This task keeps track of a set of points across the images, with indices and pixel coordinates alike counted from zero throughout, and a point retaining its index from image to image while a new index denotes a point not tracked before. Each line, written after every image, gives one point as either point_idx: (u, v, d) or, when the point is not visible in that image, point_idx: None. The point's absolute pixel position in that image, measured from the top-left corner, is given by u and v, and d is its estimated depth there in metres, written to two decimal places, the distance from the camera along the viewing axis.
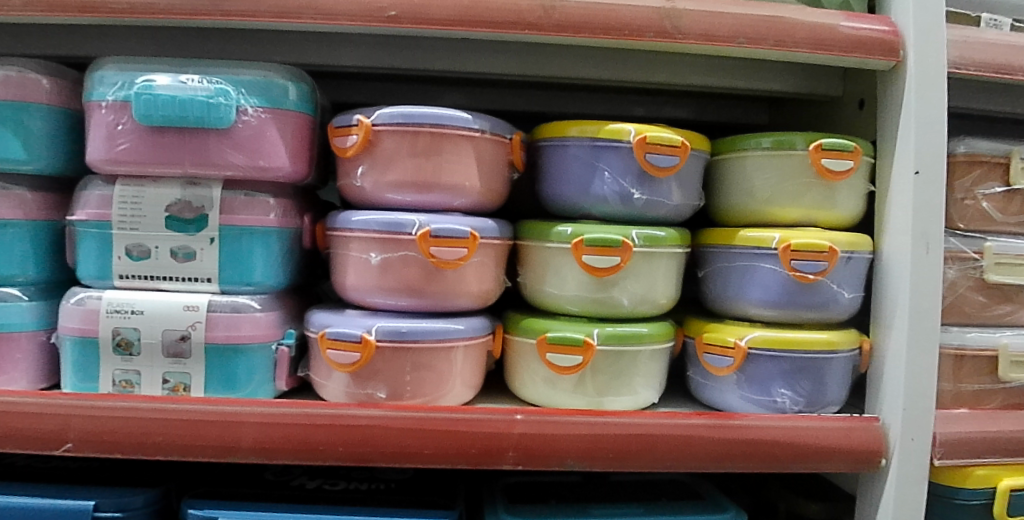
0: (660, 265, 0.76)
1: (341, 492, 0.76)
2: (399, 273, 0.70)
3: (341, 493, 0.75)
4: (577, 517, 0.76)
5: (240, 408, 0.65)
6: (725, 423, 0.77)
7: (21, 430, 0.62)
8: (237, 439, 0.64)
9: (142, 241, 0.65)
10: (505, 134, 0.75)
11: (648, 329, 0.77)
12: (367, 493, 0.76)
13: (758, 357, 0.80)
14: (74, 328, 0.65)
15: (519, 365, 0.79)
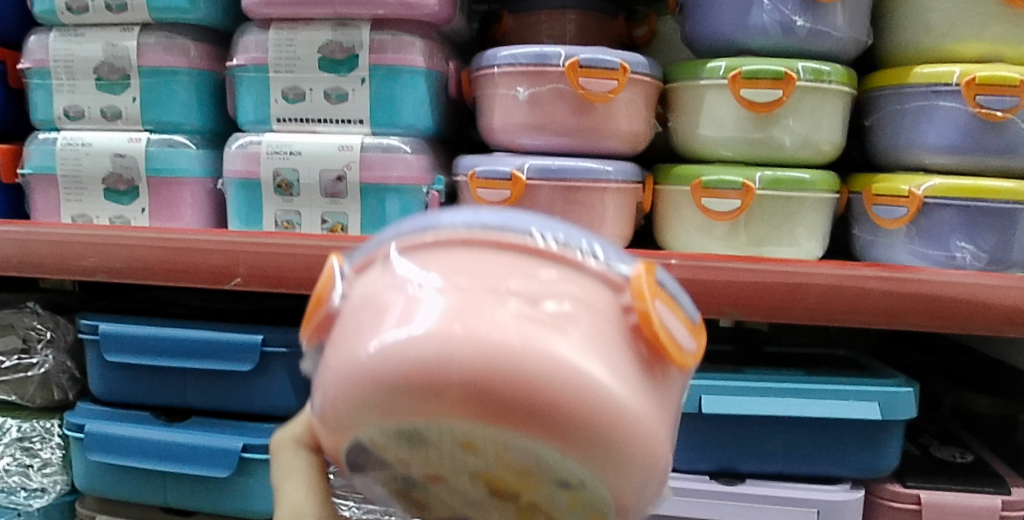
0: (827, 102, 0.70)
1: None
2: (549, 108, 0.65)
3: None
4: (739, 373, 0.71)
5: None
6: (900, 275, 0.68)
7: (194, 265, 0.64)
8: None
9: (297, 84, 0.66)
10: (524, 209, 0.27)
11: (811, 176, 0.69)
12: None
13: (936, 207, 0.72)
14: (238, 172, 0.66)
15: (668, 216, 0.73)
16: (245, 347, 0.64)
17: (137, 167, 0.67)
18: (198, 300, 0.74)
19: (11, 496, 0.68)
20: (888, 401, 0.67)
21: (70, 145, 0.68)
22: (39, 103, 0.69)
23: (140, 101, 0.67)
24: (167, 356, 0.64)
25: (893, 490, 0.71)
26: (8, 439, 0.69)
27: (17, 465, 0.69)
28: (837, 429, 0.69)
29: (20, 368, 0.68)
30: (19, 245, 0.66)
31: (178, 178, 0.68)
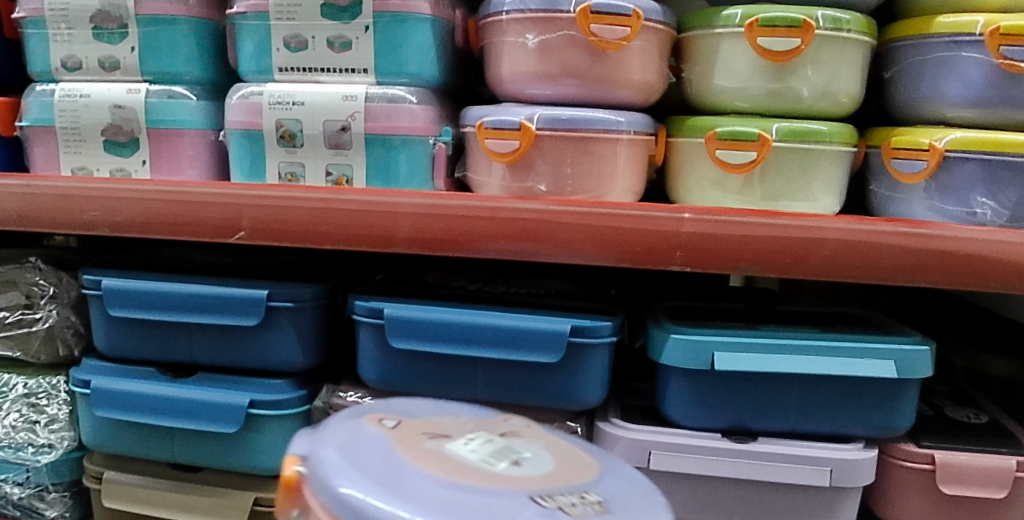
0: (847, 52, 0.67)
1: (502, 293, 0.70)
2: (559, 57, 0.63)
3: (503, 295, 0.70)
4: (752, 330, 0.69)
5: (395, 196, 0.61)
6: (922, 231, 0.64)
7: (197, 219, 0.62)
8: (397, 228, 0.61)
9: (299, 32, 0.64)
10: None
11: (829, 128, 0.67)
12: (529, 296, 0.70)
13: (959, 161, 0.69)
14: (240, 123, 0.65)
15: (682, 170, 0.71)
16: (249, 302, 0.62)
17: (137, 119, 0.66)
18: (202, 255, 0.73)
19: (18, 452, 0.69)
20: (902, 361, 0.66)
21: (67, 96, 0.66)
22: (36, 53, 0.68)
23: (138, 51, 0.65)
24: (171, 311, 0.64)
25: (906, 449, 0.69)
26: (15, 395, 0.69)
27: (24, 421, 0.69)
28: (852, 388, 0.68)
29: (24, 323, 0.68)
30: (20, 199, 0.65)
31: (180, 130, 0.66)
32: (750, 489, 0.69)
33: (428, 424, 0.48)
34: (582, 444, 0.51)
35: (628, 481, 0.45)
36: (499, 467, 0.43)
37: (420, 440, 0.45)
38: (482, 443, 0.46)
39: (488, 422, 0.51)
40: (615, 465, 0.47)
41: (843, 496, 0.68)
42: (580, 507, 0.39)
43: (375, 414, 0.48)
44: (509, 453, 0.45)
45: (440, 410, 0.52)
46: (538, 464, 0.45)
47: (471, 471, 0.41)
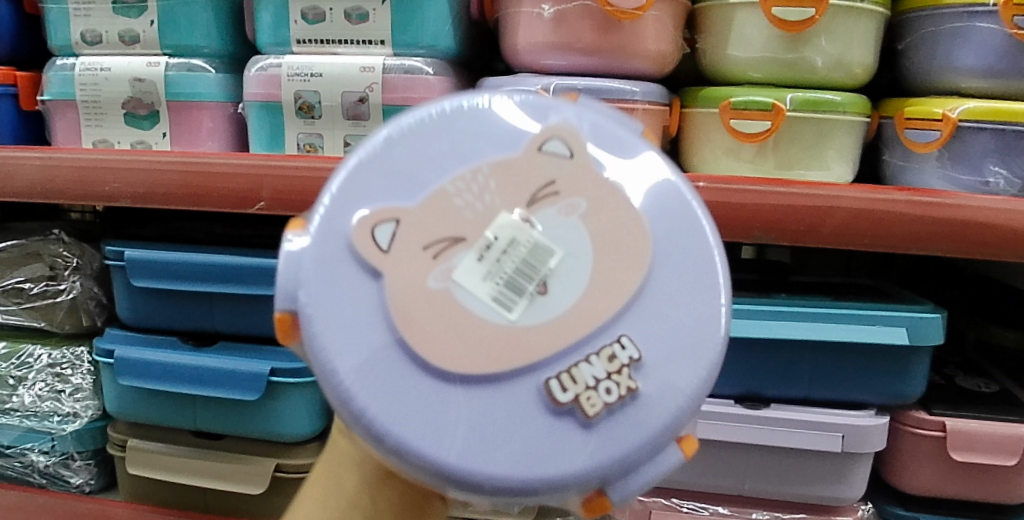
0: (861, 22, 0.68)
1: None
2: (574, 27, 0.63)
3: None
4: (765, 299, 0.70)
5: None
6: (932, 200, 0.63)
7: (217, 190, 0.63)
8: None
9: (316, 4, 0.64)
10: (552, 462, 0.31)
11: (842, 98, 0.67)
12: None
13: (972, 131, 0.69)
14: (258, 94, 0.66)
15: (696, 141, 0.72)
16: (269, 272, 0.63)
17: (157, 92, 0.67)
18: (222, 228, 0.74)
19: (44, 421, 0.70)
20: (915, 327, 0.66)
21: (88, 70, 0.67)
22: (55, 27, 0.68)
23: (157, 25, 0.66)
24: (193, 281, 0.65)
25: (918, 416, 0.70)
26: (41, 365, 0.70)
27: (49, 390, 0.70)
28: (864, 356, 0.68)
29: (49, 295, 0.70)
30: (42, 172, 0.66)
31: (199, 102, 0.67)
32: (762, 454, 0.70)
33: (434, 210, 0.33)
34: (643, 167, 0.35)
35: (696, 290, 0.33)
36: (518, 311, 0.32)
37: (421, 280, 0.32)
38: (502, 250, 0.32)
39: (519, 162, 0.34)
40: (689, 249, 0.34)
41: (856, 461, 0.69)
42: (604, 404, 0.31)
43: (364, 199, 0.33)
44: (536, 259, 0.32)
45: (441, 142, 0.34)
46: (579, 284, 0.32)
47: (494, 360, 0.31)
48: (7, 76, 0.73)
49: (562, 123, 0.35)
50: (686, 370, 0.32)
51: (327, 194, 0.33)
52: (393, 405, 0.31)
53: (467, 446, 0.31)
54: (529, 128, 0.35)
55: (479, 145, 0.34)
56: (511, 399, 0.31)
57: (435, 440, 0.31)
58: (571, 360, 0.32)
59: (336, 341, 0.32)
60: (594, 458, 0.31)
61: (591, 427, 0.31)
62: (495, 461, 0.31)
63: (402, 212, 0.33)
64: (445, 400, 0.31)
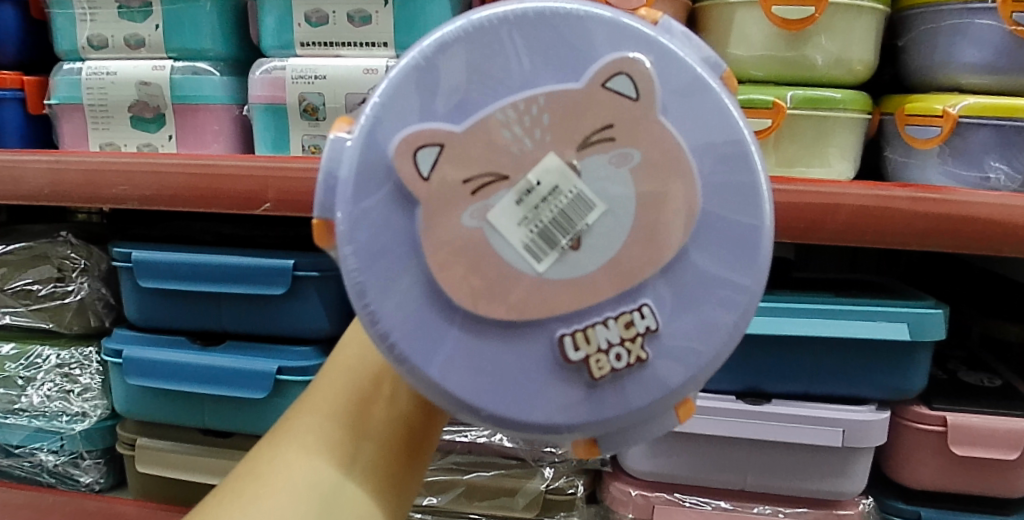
0: (861, 19, 0.68)
1: None
2: None
3: None
4: (767, 295, 0.71)
5: None
6: (933, 196, 0.63)
7: (222, 191, 0.63)
8: None
9: (319, 7, 0.65)
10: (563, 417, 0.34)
11: (842, 95, 0.68)
12: None
13: (973, 127, 0.69)
14: (263, 97, 0.66)
15: None
16: (276, 272, 0.64)
17: (162, 95, 0.67)
18: (228, 229, 0.75)
19: (53, 421, 0.71)
20: (918, 322, 0.66)
21: (94, 74, 0.68)
22: (62, 33, 0.69)
23: (162, 29, 0.67)
24: (200, 282, 0.65)
25: (919, 411, 0.71)
26: (48, 366, 0.71)
27: (58, 390, 0.71)
28: (865, 351, 0.69)
29: (57, 296, 0.71)
30: (49, 175, 0.67)
31: (204, 105, 0.68)
32: (764, 449, 0.71)
33: (481, 141, 0.31)
34: (704, 116, 0.33)
35: (724, 265, 0.33)
36: (547, 262, 0.32)
37: (455, 216, 0.32)
38: (543, 195, 0.31)
39: (578, 97, 0.32)
40: (734, 221, 0.33)
41: (857, 456, 0.70)
42: (611, 369, 0.33)
43: (413, 115, 0.31)
44: (574, 211, 0.32)
45: (502, 56, 0.32)
46: (608, 243, 0.32)
47: (514, 309, 0.32)
48: (14, 81, 0.74)
49: (632, 55, 0.32)
50: (693, 345, 0.33)
51: (376, 105, 0.31)
52: (410, 331, 0.32)
53: (471, 387, 0.32)
54: (600, 51, 0.32)
55: (542, 68, 0.32)
56: (526, 347, 0.33)
57: (442, 366, 0.32)
58: (590, 321, 0.33)
59: (368, 267, 0.32)
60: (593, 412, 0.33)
61: (593, 387, 0.33)
62: (497, 401, 0.33)
63: (450, 137, 0.31)
64: (459, 336, 0.32)
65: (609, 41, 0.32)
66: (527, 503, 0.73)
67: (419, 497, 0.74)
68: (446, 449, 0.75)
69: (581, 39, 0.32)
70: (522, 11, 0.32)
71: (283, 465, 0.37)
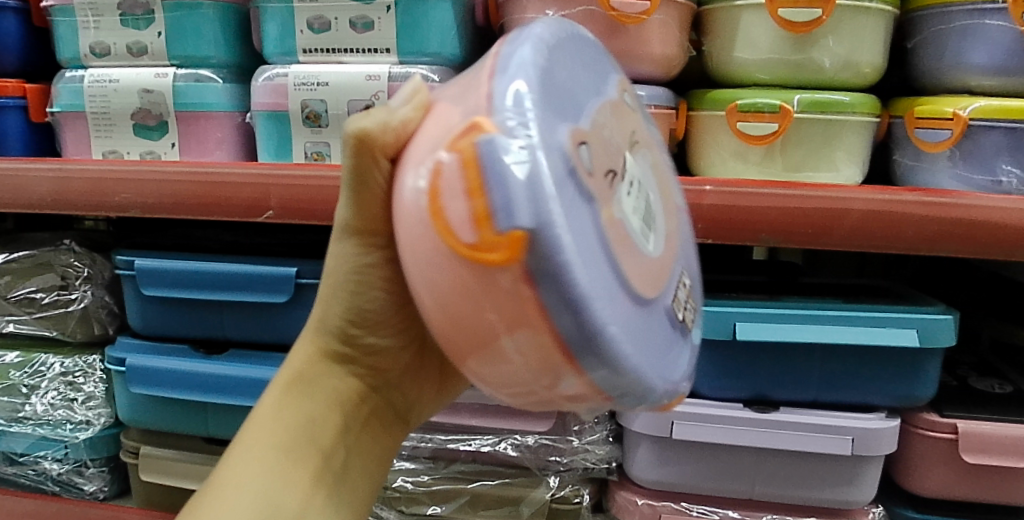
0: (869, 22, 0.67)
1: None
2: (578, 31, 0.63)
3: None
4: (774, 301, 0.70)
5: None
6: (943, 201, 0.62)
7: (225, 199, 0.63)
8: None
9: (322, 13, 0.65)
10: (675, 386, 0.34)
11: (851, 99, 0.67)
12: None
13: (984, 130, 0.68)
14: (266, 104, 0.66)
15: (704, 143, 0.72)
16: (278, 280, 0.64)
17: (165, 102, 0.67)
18: (232, 236, 0.74)
19: (58, 428, 0.71)
20: (928, 329, 0.65)
21: (96, 82, 0.68)
22: (64, 41, 0.69)
23: (165, 36, 0.67)
24: (202, 290, 0.65)
25: (928, 419, 0.70)
26: (53, 374, 0.71)
27: (62, 398, 0.71)
28: (875, 359, 0.68)
29: (61, 304, 0.71)
30: (52, 183, 0.67)
31: (207, 113, 0.67)
32: (772, 457, 0.70)
33: (597, 134, 0.32)
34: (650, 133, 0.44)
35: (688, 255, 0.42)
36: (650, 241, 0.34)
37: (610, 203, 0.30)
38: (636, 185, 0.35)
39: (616, 107, 0.37)
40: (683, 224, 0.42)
41: (867, 463, 0.69)
42: (691, 319, 0.37)
43: (552, 111, 0.29)
44: (647, 202, 0.36)
45: (575, 70, 0.34)
46: (660, 222, 0.37)
47: (648, 286, 0.32)
48: (17, 88, 0.74)
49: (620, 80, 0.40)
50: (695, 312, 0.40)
51: (520, 87, 0.28)
52: (614, 317, 0.27)
53: (644, 359, 0.29)
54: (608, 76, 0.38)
55: (593, 84, 0.35)
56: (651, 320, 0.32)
57: (619, 323, 0.28)
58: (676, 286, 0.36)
59: (584, 242, 0.26)
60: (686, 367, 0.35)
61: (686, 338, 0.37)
62: (658, 366, 0.31)
63: (582, 131, 0.30)
64: (631, 314, 0.29)
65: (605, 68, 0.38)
66: (533, 513, 0.73)
67: (424, 506, 0.74)
68: (450, 457, 0.75)
69: (596, 64, 0.37)
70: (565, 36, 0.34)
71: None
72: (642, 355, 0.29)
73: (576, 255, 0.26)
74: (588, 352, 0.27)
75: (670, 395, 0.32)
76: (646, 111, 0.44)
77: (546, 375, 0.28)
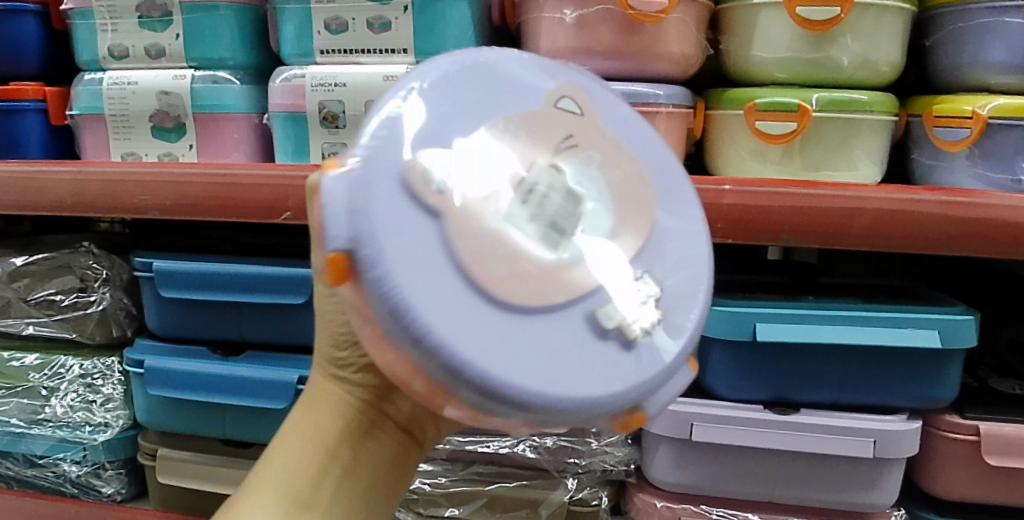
0: (887, 20, 0.67)
1: None
2: (596, 31, 0.63)
3: None
4: (792, 301, 0.70)
5: None
6: (964, 200, 0.61)
7: (243, 200, 0.63)
8: None
9: (339, 14, 0.65)
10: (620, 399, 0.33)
11: (869, 97, 0.67)
12: None
13: (1004, 128, 0.68)
14: (283, 105, 0.66)
15: (721, 142, 0.71)
16: (297, 281, 0.64)
17: (183, 104, 0.67)
18: (248, 237, 0.74)
19: (76, 431, 0.71)
20: (949, 329, 0.64)
21: (115, 84, 0.68)
22: (83, 43, 0.69)
23: (183, 38, 0.67)
24: (220, 291, 0.65)
25: (950, 420, 0.69)
26: (72, 376, 0.71)
27: (81, 400, 0.72)
28: (896, 359, 0.67)
29: (79, 307, 0.71)
30: (71, 185, 0.67)
31: (224, 114, 0.68)
32: (792, 460, 0.69)
33: (478, 154, 0.34)
34: (632, 128, 0.41)
35: (675, 251, 0.38)
36: (562, 252, 0.34)
37: (477, 218, 0.33)
38: (538, 194, 0.35)
39: (541, 114, 0.37)
40: (670, 218, 0.39)
41: (889, 465, 0.68)
42: (642, 328, 0.34)
43: (413, 142, 0.33)
44: (569, 206, 0.35)
45: (470, 95, 0.36)
46: (602, 222, 0.36)
47: (536, 292, 0.33)
48: (37, 91, 0.74)
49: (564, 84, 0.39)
50: (680, 315, 0.36)
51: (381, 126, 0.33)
52: (458, 317, 0.31)
53: (510, 360, 0.31)
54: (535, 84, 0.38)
55: (500, 99, 0.37)
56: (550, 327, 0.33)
57: (464, 325, 0.31)
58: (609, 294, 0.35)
59: (405, 267, 0.30)
60: (626, 379, 0.33)
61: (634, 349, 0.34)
62: (545, 379, 0.31)
63: (453, 156, 0.34)
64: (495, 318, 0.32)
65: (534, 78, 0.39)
66: (550, 515, 0.72)
67: (440, 508, 0.74)
68: (468, 459, 0.74)
69: (512, 78, 0.38)
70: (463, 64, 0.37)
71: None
72: (499, 354, 0.31)
73: (394, 271, 0.30)
74: (426, 351, 0.30)
75: (575, 403, 0.32)
76: (621, 104, 0.41)
77: (405, 372, 0.32)
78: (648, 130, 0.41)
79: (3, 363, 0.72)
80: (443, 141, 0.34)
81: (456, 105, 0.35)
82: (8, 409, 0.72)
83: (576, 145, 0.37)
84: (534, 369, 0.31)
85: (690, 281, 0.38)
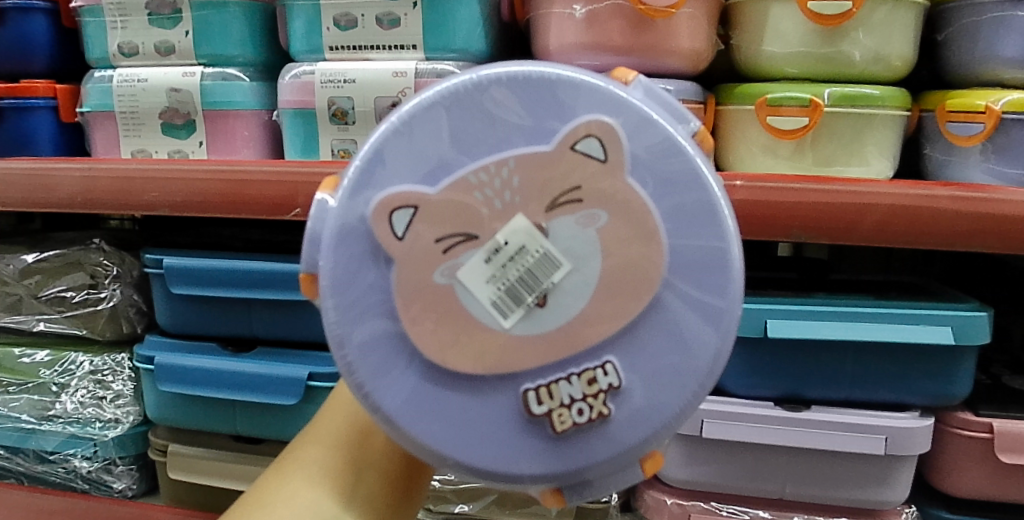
0: (899, 14, 0.66)
1: None
2: (605, 26, 0.63)
3: None
4: (804, 298, 0.69)
5: None
6: (978, 196, 0.60)
7: (252, 196, 0.63)
8: None
9: (348, 10, 0.65)
10: (548, 481, 0.35)
11: (882, 92, 0.66)
12: None
13: (1018, 123, 0.67)
14: (293, 102, 0.66)
15: (732, 138, 0.71)
16: None
17: (193, 101, 0.67)
18: (258, 235, 0.75)
19: (87, 427, 0.72)
20: (962, 326, 0.64)
21: (125, 81, 0.68)
22: (93, 41, 0.70)
23: (192, 35, 0.67)
24: (230, 288, 0.65)
25: (962, 418, 0.68)
26: (82, 372, 0.71)
27: (91, 397, 0.72)
28: (908, 356, 0.66)
29: (90, 303, 0.71)
30: (82, 182, 0.67)
31: (234, 111, 0.68)
32: (802, 457, 0.69)
33: (455, 202, 0.33)
34: (673, 187, 0.34)
35: (680, 326, 0.34)
36: (513, 317, 0.33)
37: (427, 273, 0.33)
38: (499, 257, 0.33)
39: (548, 160, 0.33)
40: (690, 289, 0.34)
41: (901, 462, 0.67)
42: (574, 422, 0.34)
43: (392, 176, 0.33)
44: (540, 270, 0.33)
45: (477, 122, 0.33)
46: (579, 291, 0.34)
47: (480, 362, 0.34)
48: (48, 89, 0.75)
49: (602, 116, 0.33)
50: (652, 406, 0.34)
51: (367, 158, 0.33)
52: (376, 367, 0.34)
53: (430, 423, 0.34)
54: (564, 113, 0.33)
55: (511, 132, 0.33)
56: (494, 400, 0.34)
57: (387, 380, 0.34)
58: (554, 376, 0.34)
59: (347, 320, 0.34)
60: (554, 465, 0.35)
61: (557, 439, 0.35)
62: (460, 451, 0.34)
63: (424, 201, 0.33)
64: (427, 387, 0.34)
65: (570, 105, 0.34)
66: (561, 511, 0.72)
67: (450, 504, 0.74)
68: None
69: (542, 101, 0.33)
70: (488, 79, 0.33)
71: (283, 493, 0.39)
72: (404, 407, 0.34)
73: (337, 312, 0.34)
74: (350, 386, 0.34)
75: (480, 473, 0.35)
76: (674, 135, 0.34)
77: None
78: (693, 165, 0.34)
79: (14, 359, 0.72)
80: (424, 186, 0.33)
81: (450, 142, 0.33)
82: (20, 405, 0.73)
83: (574, 201, 0.33)
84: (454, 435, 0.34)
85: (685, 379, 0.34)
